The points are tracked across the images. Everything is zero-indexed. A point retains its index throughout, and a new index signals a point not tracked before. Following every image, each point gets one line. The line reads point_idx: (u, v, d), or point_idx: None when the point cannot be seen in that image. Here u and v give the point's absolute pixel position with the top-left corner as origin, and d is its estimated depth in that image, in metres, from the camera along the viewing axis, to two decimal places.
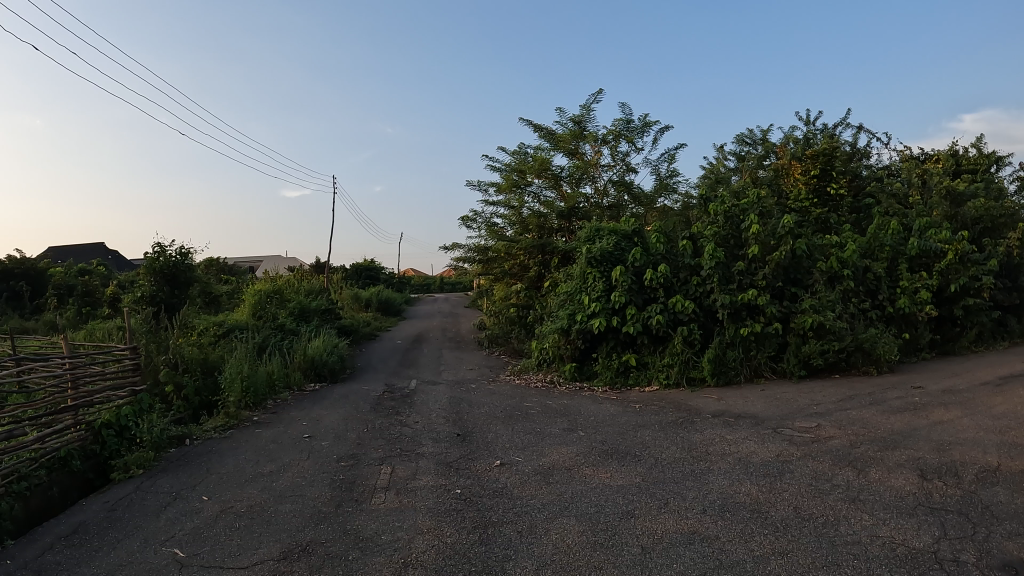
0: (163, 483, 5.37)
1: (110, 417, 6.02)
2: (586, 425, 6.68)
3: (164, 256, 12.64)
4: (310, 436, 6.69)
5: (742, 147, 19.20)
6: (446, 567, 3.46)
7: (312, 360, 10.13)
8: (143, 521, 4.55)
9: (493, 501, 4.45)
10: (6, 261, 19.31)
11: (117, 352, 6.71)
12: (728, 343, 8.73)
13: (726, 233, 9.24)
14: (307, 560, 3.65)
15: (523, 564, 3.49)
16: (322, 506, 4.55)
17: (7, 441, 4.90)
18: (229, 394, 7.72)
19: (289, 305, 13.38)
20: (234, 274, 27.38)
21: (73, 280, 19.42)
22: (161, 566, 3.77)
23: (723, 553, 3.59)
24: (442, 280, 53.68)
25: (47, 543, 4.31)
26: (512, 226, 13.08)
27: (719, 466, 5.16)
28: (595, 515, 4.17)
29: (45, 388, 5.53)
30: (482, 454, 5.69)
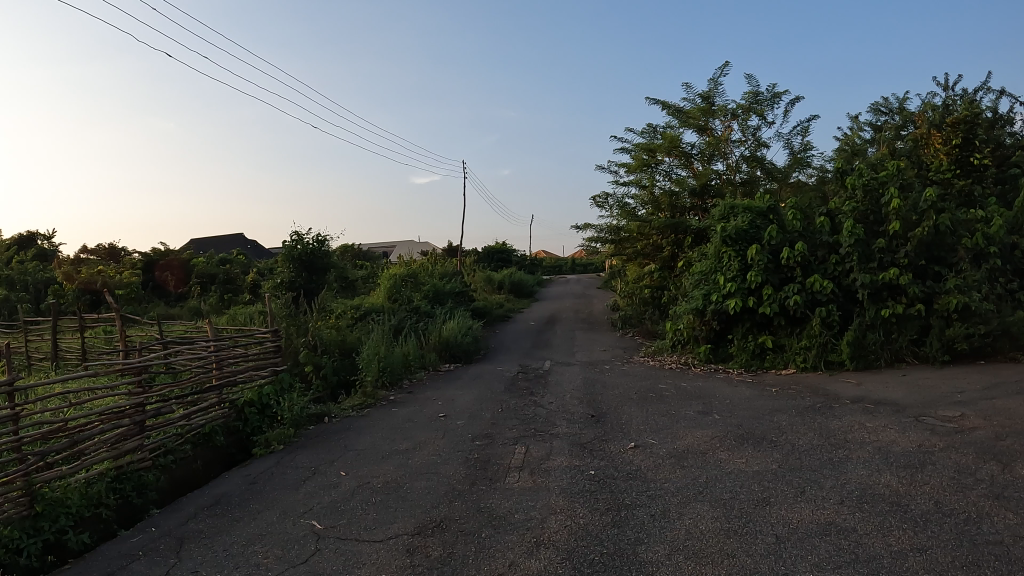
0: (302, 459, 5.67)
1: (251, 396, 6.41)
2: (721, 408, 6.52)
3: (302, 244, 13.34)
4: (445, 415, 6.89)
5: (878, 117, 18.06)
6: (577, 548, 3.48)
7: (447, 341, 10.44)
8: (283, 493, 4.83)
9: (626, 484, 4.42)
10: (151, 254, 20.90)
11: (259, 335, 7.15)
12: (868, 326, 8.28)
13: (865, 209, 8.72)
14: (441, 536, 3.76)
15: (654, 549, 3.44)
16: (454, 484, 4.66)
17: (156, 418, 5.32)
18: (367, 373, 8.09)
19: (424, 288, 13.85)
20: (371, 259, 28.42)
21: (213, 269, 20.86)
22: (298, 536, 3.99)
23: (859, 546, 3.42)
24: (573, 262, 53.41)
25: (192, 512, 4.65)
26: (644, 206, 12.90)
27: (858, 455, 4.91)
28: (729, 501, 4.06)
29: (191, 369, 5.95)
30: (615, 436, 5.66)
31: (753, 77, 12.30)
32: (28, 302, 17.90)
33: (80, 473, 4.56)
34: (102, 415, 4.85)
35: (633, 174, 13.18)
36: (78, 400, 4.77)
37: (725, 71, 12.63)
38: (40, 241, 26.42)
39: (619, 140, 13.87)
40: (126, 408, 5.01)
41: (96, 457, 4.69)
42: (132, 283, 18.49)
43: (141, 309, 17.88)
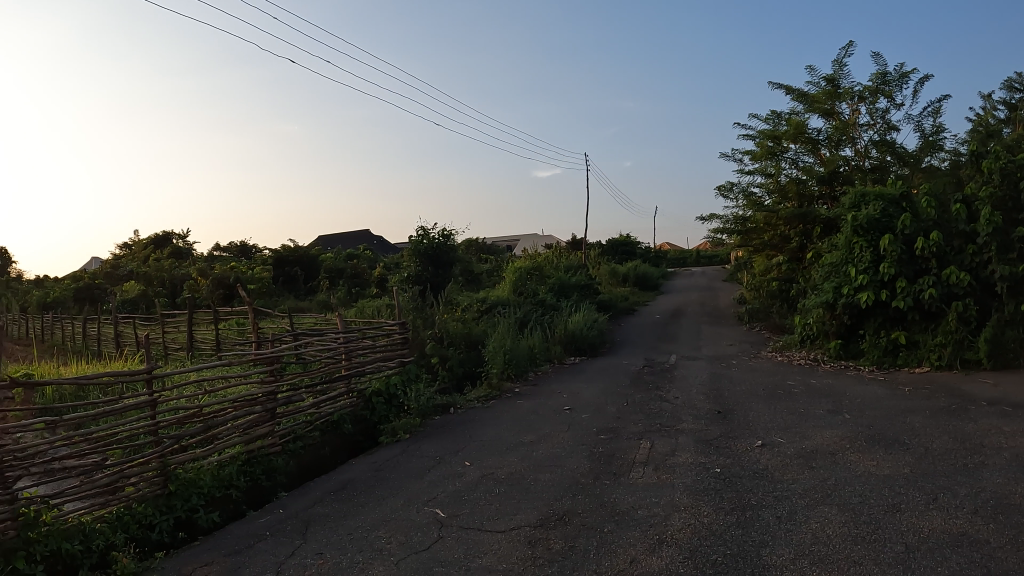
0: (427, 448, 5.82)
1: (379, 386, 6.65)
2: (852, 407, 6.24)
3: (428, 239, 13.71)
4: (570, 408, 6.91)
5: (1011, 94, 16.82)
6: (701, 547, 3.40)
7: (573, 335, 10.49)
8: (409, 481, 4.97)
9: (752, 483, 4.30)
10: (282, 250, 21.86)
11: (387, 328, 7.36)
12: (1007, 322, 7.71)
13: (1003, 194, 8.01)
14: (563, 529, 3.77)
15: (779, 552, 3.33)
16: (578, 478, 4.66)
17: (287, 406, 5.58)
18: (492, 365, 8.26)
19: (549, 283, 13.96)
20: (496, 253, 28.70)
21: (342, 265, 21.67)
22: (423, 523, 4.10)
23: (993, 560, 3.17)
24: (697, 251, 51.61)
25: (319, 496, 4.85)
26: (770, 195, 12.58)
27: (995, 462, 4.57)
28: (857, 506, 3.87)
29: (321, 359, 6.22)
30: (743, 433, 5.52)
31: (881, 56, 11.68)
32: (168, 297, 19.30)
33: (214, 456, 4.85)
34: (236, 402, 5.12)
35: (758, 162, 12.80)
36: (213, 387, 5.07)
37: (849, 50, 12.02)
38: (175, 241, 28.27)
39: (741, 127, 13.47)
40: (258, 396, 5.28)
41: (228, 441, 4.97)
42: (263, 278, 19.30)
43: (272, 303, 18.83)
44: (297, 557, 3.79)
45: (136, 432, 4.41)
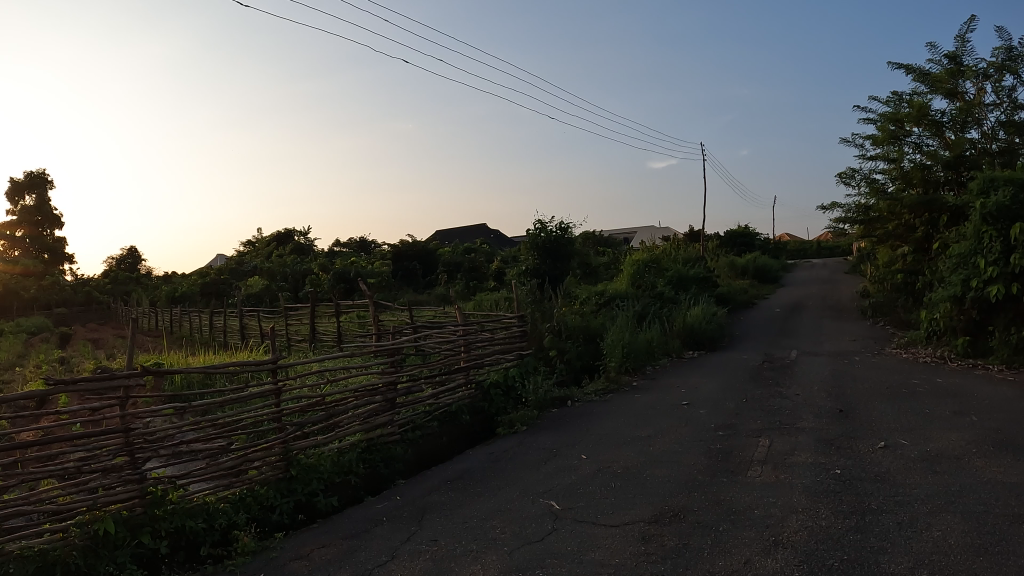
0: (543, 440, 5.89)
1: (497, 378, 6.90)
2: (982, 409, 5.87)
3: (545, 232, 13.66)
4: (687, 403, 6.84)
5: None
6: (818, 551, 3.31)
7: (691, 329, 10.40)
8: (525, 472, 5.06)
9: (873, 486, 4.13)
10: (401, 245, 22.82)
11: (506, 321, 7.68)
12: None
13: None
14: (678, 526, 3.75)
15: (898, 560, 3.19)
16: (697, 474, 4.61)
17: (406, 396, 5.83)
18: (610, 359, 8.29)
19: (668, 275, 13.79)
20: (612, 245, 28.48)
21: (459, 258, 22.08)
22: (538, 514, 4.16)
23: None
24: (818, 242, 48.94)
25: (437, 484, 5.01)
26: (894, 181, 12.02)
27: None
28: (982, 515, 3.66)
29: (440, 351, 6.49)
30: (865, 433, 5.30)
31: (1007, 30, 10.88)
32: (291, 291, 20.33)
33: (334, 442, 5.11)
34: (356, 392, 5.38)
35: (879, 147, 12.23)
36: (334, 377, 5.34)
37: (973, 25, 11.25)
38: (297, 237, 29.70)
39: (860, 110, 12.90)
40: (377, 385, 5.53)
41: (349, 429, 5.24)
42: (382, 273, 20.05)
43: (389, 296, 19.43)
44: (411, 542, 3.93)
45: (259, 419, 4.66)
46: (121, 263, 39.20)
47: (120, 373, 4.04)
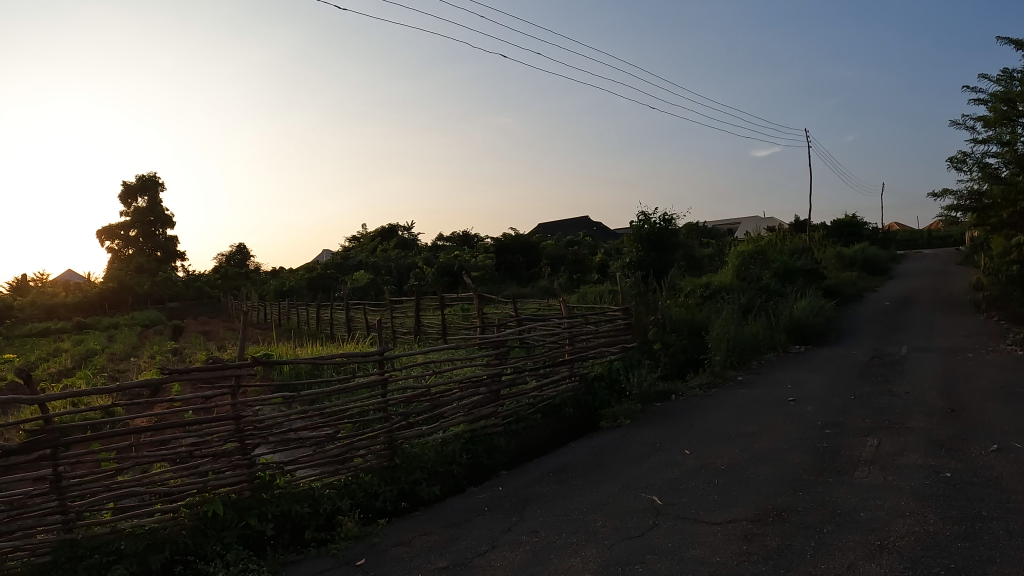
0: (647, 434, 5.82)
1: (602, 370, 6.87)
2: None
3: (648, 224, 13.51)
4: (794, 399, 6.60)
5: None
6: (925, 558, 3.12)
7: (798, 322, 10.02)
8: (628, 466, 5.02)
9: (986, 492, 3.85)
10: (504, 239, 22.79)
11: (612, 313, 7.65)
12: None
13: None
14: (781, 527, 3.63)
15: (1010, 571, 2.96)
16: (802, 473, 4.44)
17: (512, 387, 5.92)
18: (715, 353, 8.10)
19: (773, 266, 13.31)
20: (715, 236, 27.85)
21: (563, 252, 22.10)
22: (639, 509, 4.12)
23: None
24: (934, 232, 45.93)
25: (540, 476, 5.04)
26: (1007, 166, 10.98)
27: None
28: None
29: (545, 344, 6.52)
30: (980, 435, 4.95)
31: None
32: (395, 284, 20.89)
33: (439, 432, 5.23)
34: (461, 382, 5.49)
35: (993, 129, 11.30)
36: (440, 368, 5.46)
37: None
38: (402, 232, 30.59)
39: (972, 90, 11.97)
40: (482, 377, 5.64)
41: (454, 419, 5.34)
42: (487, 267, 20.44)
43: (492, 289, 19.66)
44: (512, 533, 3.96)
45: (365, 409, 4.83)
46: (229, 260, 41.40)
47: (230, 363, 4.22)
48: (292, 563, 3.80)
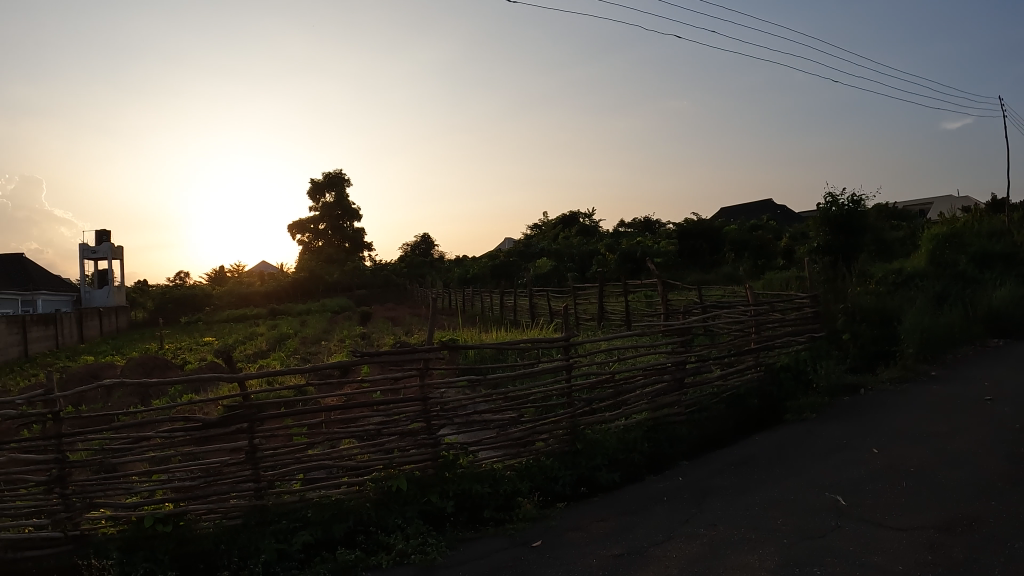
0: (833, 430, 5.48)
1: (788, 361, 6.51)
2: None
3: (838, 205, 11.02)
4: (992, 399, 6.02)
5: None
6: None
7: (998, 313, 9.14)
8: (810, 463, 4.78)
9: None
10: (685, 224, 21.87)
11: (798, 301, 7.32)
12: None
13: None
14: (971, 537, 3.33)
15: None
16: (993, 480, 4.07)
17: (696, 375, 5.84)
18: (906, 345, 7.54)
19: (968, 251, 12.10)
20: (905, 217, 25.77)
21: (748, 236, 20.80)
22: (821, 508, 3.92)
23: None
24: None
25: (720, 468, 4.90)
26: None
27: None
28: None
29: (729, 332, 6.40)
30: None
31: None
32: (576, 271, 21.31)
33: (621, 420, 5.26)
34: (645, 370, 5.50)
35: None
36: (624, 355, 5.49)
37: None
38: (583, 219, 31.15)
39: None
40: (666, 364, 5.60)
41: (636, 407, 5.35)
42: (669, 252, 20.42)
43: (676, 275, 19.49)
44: (690, 524, 3.88)
45: (548, 393, 4.95)
46: (415, 249, 43.64)
47: (419, 348, 4.49)
48: (471, 540, 3.93)
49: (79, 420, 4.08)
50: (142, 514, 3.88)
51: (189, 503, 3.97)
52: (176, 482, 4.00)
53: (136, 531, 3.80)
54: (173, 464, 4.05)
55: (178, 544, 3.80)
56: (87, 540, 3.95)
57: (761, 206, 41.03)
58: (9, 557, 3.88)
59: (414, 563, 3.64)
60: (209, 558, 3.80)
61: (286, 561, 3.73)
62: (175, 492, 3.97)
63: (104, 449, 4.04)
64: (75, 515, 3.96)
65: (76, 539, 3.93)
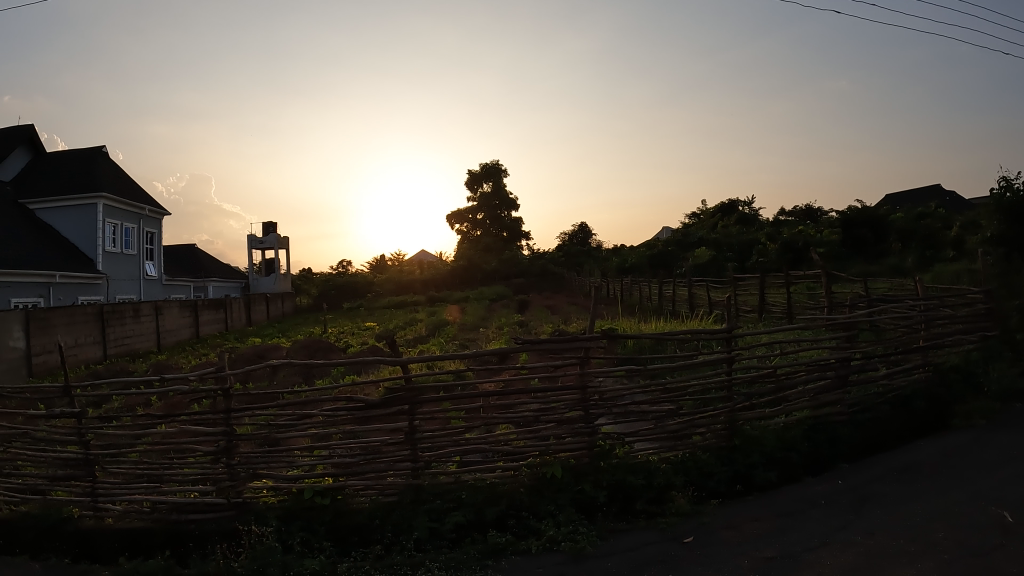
0: (1006, 439, 5.05)
1: (957, 361, 6.05)
2: None
3: (1014, 191, 9.77)
4: None
5: None
6: None
7: None
8: (978, 474, 4.42)
9: None
10: (848, 211, 20.74)
11: (972, 296, 6.76)
12: None
13: None
14: None
15: None
16: None
17: (860, 373, 5.52)
18: None
19: None
20: None
21: (916, 225, 19.60)
22: (989, 524, 3.62)
23: None
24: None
25: (880, 473, 4.63)
26: None
27: None
28: None
29: (897, 328, 6.02)
30: None
31: None
32: (737, 261, 20.85)
33: (781, 416, 5.10)
34: (808, 365, 5.27)
35: None
36: (786, 349, 5.29)
37: None
38: (742, 207, 30.22)
39: None
40: (830, 361, 5.32)
41: (798, 404, 5.16)
42: (833, 241, 19.42)
43: (840, 266, 18.69)
44: (845, 532, 3.70)
45: (708, 386, 4.86)
46: (574, 238, 44.21)
47: (581, 336, 4.51)
48: (621, 532, 3.93)
49: (245, 396, 4.40)
50: (303, 486, 4.18)
51: (347, 479, 4.25)
52: (336, 458, 4.28)
53: (298, 502, 4.12)
54: (332, 441, 4.33)
55: (335, 516, 4.07)
56: (248, 508, 4.25)
57: (928, 192, 37.94)
58: (174, 519, 4.28)
59: (562, 551, 3.67)
60: (363, 532, 4.02)
61: (438, 540, 3.88)
62: (335, 467, 4.26)
63: (268, 424, 4.37)
64: (237, 484, 4.28)
65: (238, 506, 4.25)
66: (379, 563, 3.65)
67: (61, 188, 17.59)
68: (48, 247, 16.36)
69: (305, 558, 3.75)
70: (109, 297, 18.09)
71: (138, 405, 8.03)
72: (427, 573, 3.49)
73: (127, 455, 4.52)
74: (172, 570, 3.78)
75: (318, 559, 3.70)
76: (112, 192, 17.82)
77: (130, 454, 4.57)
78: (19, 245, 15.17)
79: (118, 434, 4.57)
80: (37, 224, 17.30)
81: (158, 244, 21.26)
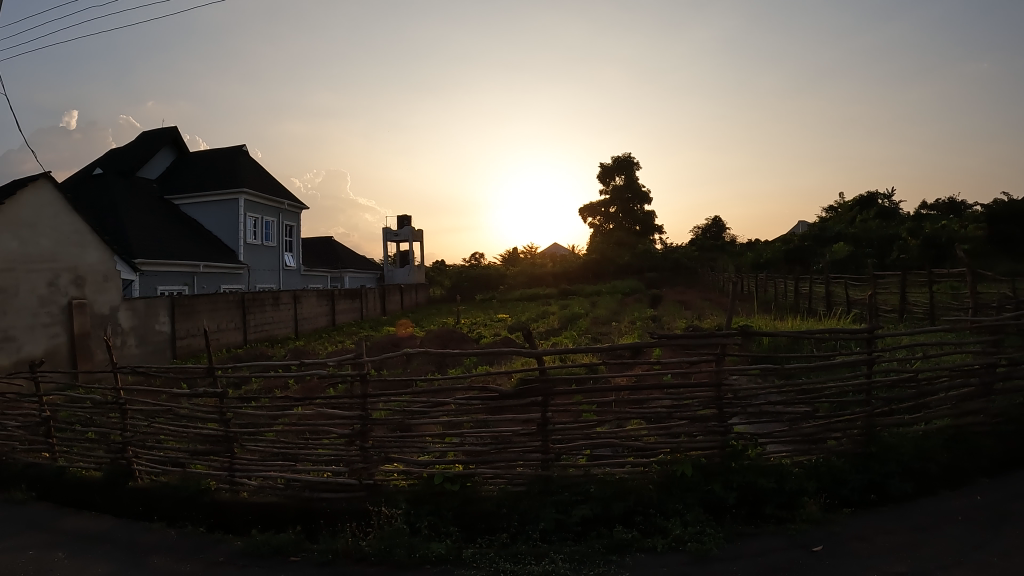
0: None
1: None
2: None
3: None
4: None
5: None
6: None
7: None
8: None
9: None
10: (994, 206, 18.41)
11: None
12: None
13: None
14: None
15: None
16: None
17: (1007, 381, 5.02)
18: None
19: None
20: None
21: None
22: None
23: None
24: None
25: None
26: None
27: None
28: None
29: None
30: None
31: None
32: (876, 257, 19.62)
33: (921, 424, 4.75)
34: (952, 370, 4.85)
35: None
36: (928, 352, 4.90)
37: None
38: (881, 201, 28.40)
39: None
40: (976, 366, 4.87)
41: (938, 412, 4.78)
42: (979, 238, 18.00)
43: (986, 265, 17.26)
44: (981, 551, 3.42)
45: (845, 389, 4.61)
46: (705, 232, 43.25)
47: (717, 333, 4.39)
48: (750, 535, 3.81)
49: (381, 382, 4.61)
50: (434, 472, 4.32)
51: (478, 466, 4.34)
52: (467, 446, 4.39)
53: (428, 487, 4.27)
54: (464, 429, 4.45)
55: (464, 502, 4.20)
56: (379, 490, 4.43)
57: None
58: (308, 496, 4.51)
59: (688, 551, 3.61)
60: (490, 519, 4.15)
61: (563, 532, 3.92)
62: (466, 455, 4.37)
63: (403, 411, 4.56)
64: (370, 466, 4.46)
65: (370, 487, 4.43)
66: (505, 551, 3.73)
67: (206, 184, 18.97)
68: (195, 240, 17.72)
69: (431, 541, 3.89)
70: (250, 285, 19.35)
71: (276, 388, 8.56)
72: (553, 563, 3.53)
73: (264, 434, 4.82)
74: (305, 546, 4.04)
75: (445, 543, 3.83)
76: (251, 188, 19.02)
77: (267, 433, 4.86)
78: (169, 239, 16.51)
79: (256, 415, 4.88)
80: (186, 220, 18.77)
81: (297, 237, 22.55)
